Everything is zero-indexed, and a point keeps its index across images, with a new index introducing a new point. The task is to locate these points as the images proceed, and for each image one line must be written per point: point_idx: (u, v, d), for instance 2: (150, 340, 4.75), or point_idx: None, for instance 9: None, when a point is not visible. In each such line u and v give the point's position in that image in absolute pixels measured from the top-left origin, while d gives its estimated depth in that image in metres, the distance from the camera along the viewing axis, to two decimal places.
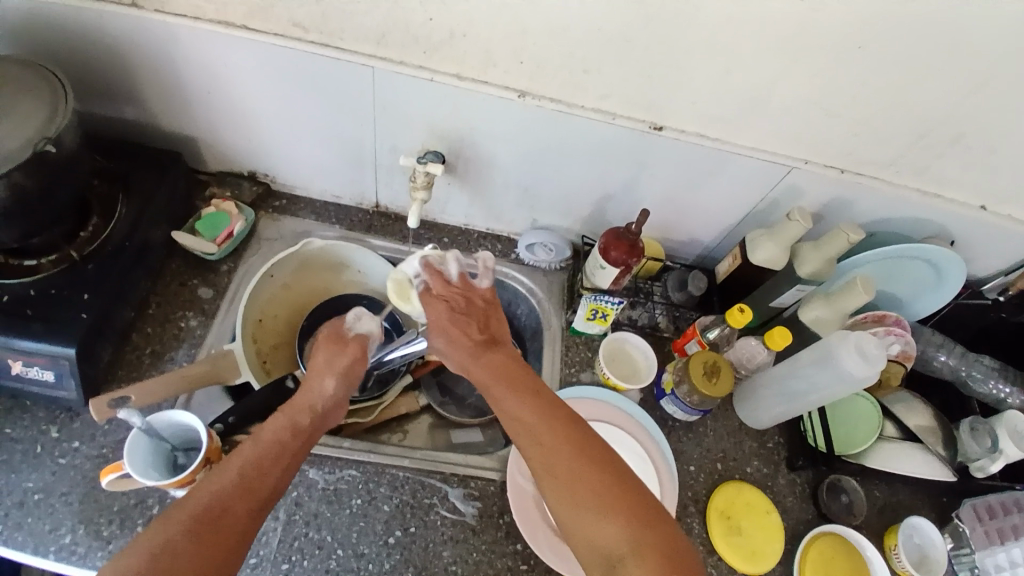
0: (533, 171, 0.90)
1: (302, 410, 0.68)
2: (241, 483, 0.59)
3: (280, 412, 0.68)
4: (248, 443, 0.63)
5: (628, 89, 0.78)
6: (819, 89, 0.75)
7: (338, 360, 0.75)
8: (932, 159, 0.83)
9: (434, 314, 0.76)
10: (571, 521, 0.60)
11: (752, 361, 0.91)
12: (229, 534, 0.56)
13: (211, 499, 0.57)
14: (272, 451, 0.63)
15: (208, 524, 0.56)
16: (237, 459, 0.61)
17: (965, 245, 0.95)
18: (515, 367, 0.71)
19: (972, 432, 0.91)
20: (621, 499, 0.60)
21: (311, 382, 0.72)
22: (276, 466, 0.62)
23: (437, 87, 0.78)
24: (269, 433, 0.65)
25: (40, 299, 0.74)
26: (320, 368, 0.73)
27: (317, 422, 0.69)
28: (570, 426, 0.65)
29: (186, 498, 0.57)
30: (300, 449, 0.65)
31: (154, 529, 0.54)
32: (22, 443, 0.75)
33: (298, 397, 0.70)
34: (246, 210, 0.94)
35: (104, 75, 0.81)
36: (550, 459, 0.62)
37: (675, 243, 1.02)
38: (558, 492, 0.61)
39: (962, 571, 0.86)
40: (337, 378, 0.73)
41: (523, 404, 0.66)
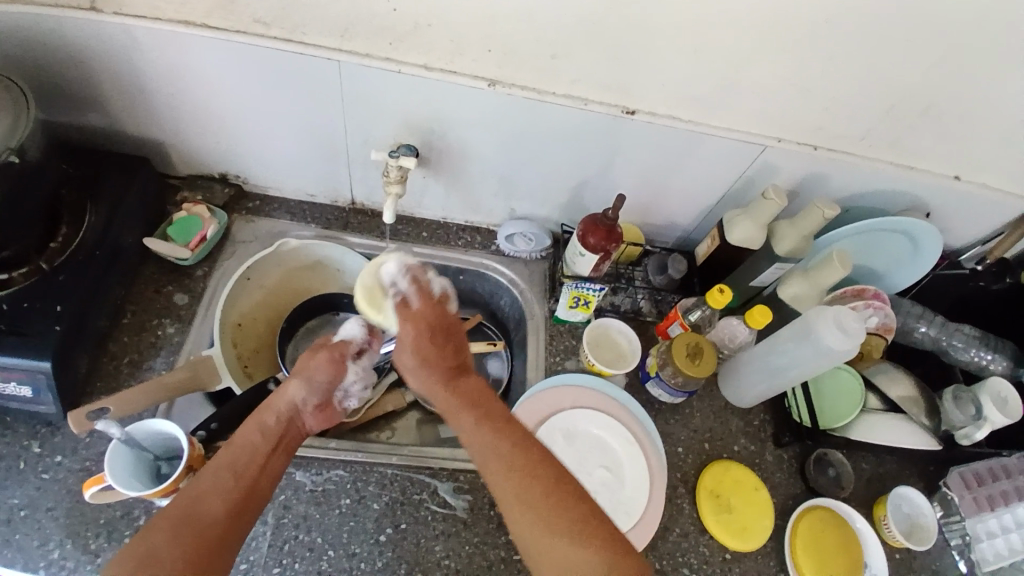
0: (509, 160, 0.90)
1: (273, 410, 0.68)
2: (219, 486, 0.59)
3: (251, 419, 0.68)
4: (221, 450, 0.63)
5: (599, 73, 0.77)
6: (788, 65, 0.75)
7: (317, 361, 0.74)
8: (904, 130, 0.83)
9: (403, 333, 0.71)
10: (541, 557, 0.58)
11: (734, 341, 0.91)
12: (212, 537, 0.56)
13: (189, 506, 0.57)
14: (247, 454, 0.63)
15: (189, 529, 0.55)
16: (211, 467, 0.61)
17: (940, 216, 0.96)
18: (484, 399, 0.69)
19: (955, 401, 0.92)
20: (594, 528, 0.58)
21: (283, 385, 0.71)
22: (253, 468, 0.63)
23: (406, 79, 0.77)
24: (241, 438, 0.65)
25: (13, 313, 0.73)
26: (298, 371, 0.73)
27: (292, 425, 0.69)
28: (533, 452, 0.63)
29: (166, 510, 0.57)
30: (277, 450, 0.66)
31: (134, 541, 0.54)
32: (3, 460, 0.73)
33: (270, 401, 0.70)
34: (218, 212, 0.93)
35: (66, 82, 0.79)
36: (519, 493, 0.60)
37: (654, 226, 1.02)
38: (527, 527, 0.59)
39: (953, 538, 0.89)
40: (310, 381, 0.72)
41: (492, 438, 0.64)
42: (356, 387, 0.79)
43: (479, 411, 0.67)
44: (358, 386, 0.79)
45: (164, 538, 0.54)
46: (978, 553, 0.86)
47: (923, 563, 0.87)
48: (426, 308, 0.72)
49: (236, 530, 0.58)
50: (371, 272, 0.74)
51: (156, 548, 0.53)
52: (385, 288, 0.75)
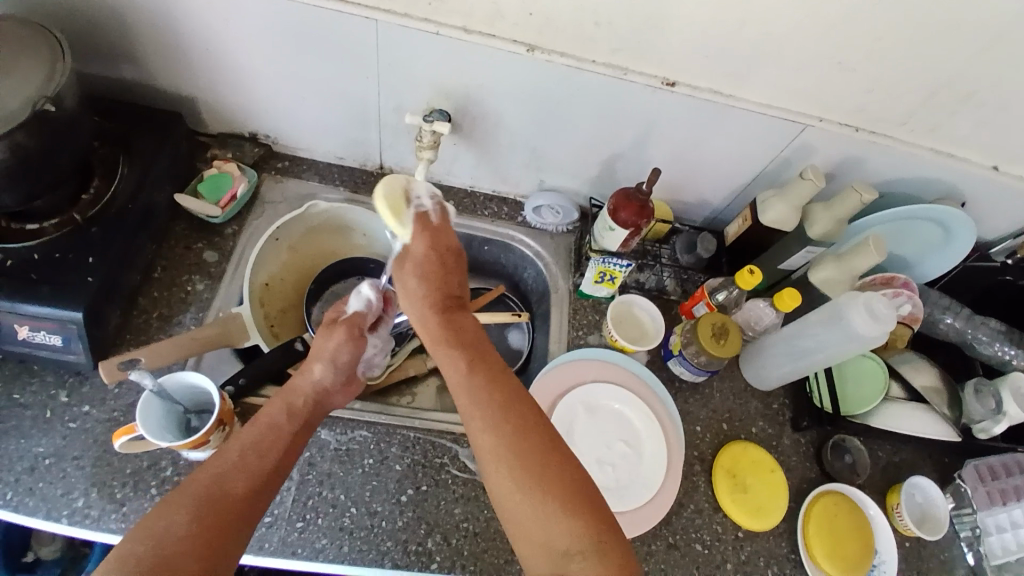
0: (541, 131, 0.88)
1: (298, 391, 0.70)
2: (242, 466, 0.61)
3: (276, 397, 0.69)
4: (245, 427, 0.65)
5: (639, 43, 0.75)
6: (835, 44, 0.72)
7: (339, 343, 0.73)
8: (948, 116, 0.81)
9: (416, 243, 0.72)
10: (515, 506, 0.59)
11: (760, 323, 0.90)
12: (230, 517, 0.57)
13: (211, 483, 0.59)
14: (268, 436, 0.65)
15: (207, 505, 0.57)
16: (237, 444, 0.63)
17: (976, 207, 0.94)
18: (477, 336, 0.70)
19: (976, 394, 0.91)
20: (578, 487, 0.59)
21: (307, 365, 0.72)
22: (275, 449, 0.64)
23: (443, 42, 0.76)
24: (265, 417, 0.66)
25: (45, 263, 0.74)
26: (320, 353, 0.73)
27: (315, 409, 0.70)
28: (521, 408, 0.63)
29: (185, 485, 0.58)
30: (298, 433, 0.67)
31: (150, 516, 0.55)
32: (30, 408, 0.75)
33: (293, 382, 0.71)
34: (247, 170, 0.92)
35: (99, 33, 0.78)
36: (507, 442, 0.60)
37: (684, 205, 1.01)
38: (503, 471, 0.60)
39: (963, 530, 0.89)
40: (331, 364, 0.72)
41: (480, 381, 0.64)
42: (377, 356, 0.81)
43: (468, 346, 0.68)
44: (378, 356, 0.81)
45: (182, 515, 0.55)
46: (986, 547, 0.87)
47: (931, 552, 0.88)
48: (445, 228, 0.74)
49: (256, 508, 0.60)
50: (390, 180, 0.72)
51: (173, 523, 0.55)
52: (410, 199, 0.73)
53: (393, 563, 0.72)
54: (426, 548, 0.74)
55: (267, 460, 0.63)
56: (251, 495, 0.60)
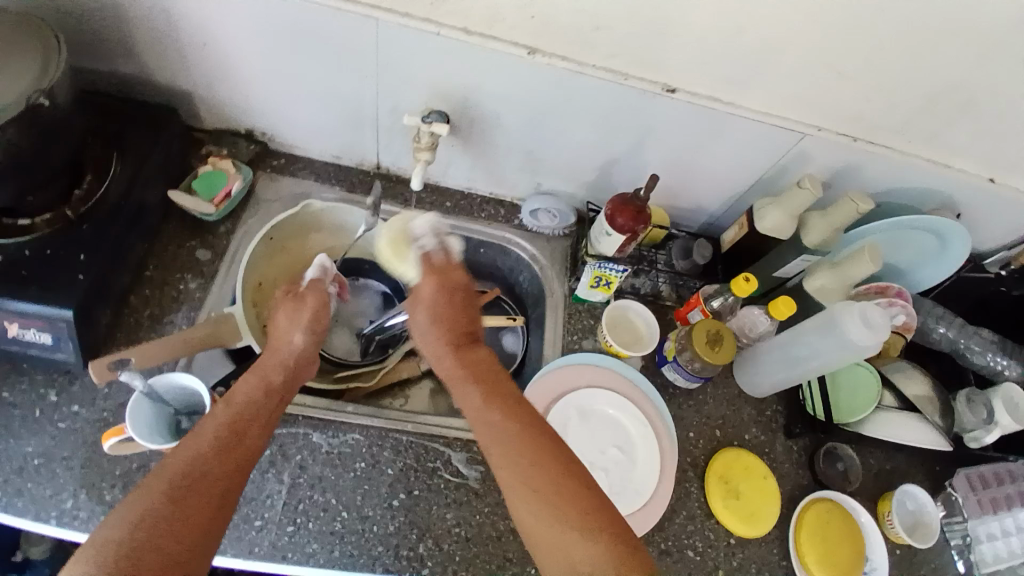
0: (540, 133, 0.88)
1: (272, 367, 0.69)
2: (218, 445, 0.60)
3: (251, 374, 0.68)
4: (221, 406, 0.64)
5: (638, 49, 0.75)
6: (835, 53, 0.72)
7: (308, 309, 0.75)
8: (944, 127, 0.81)
9: (424, 288, 0.74)
10: (541, 540, 0.59)
11: (755, 331, 0.91)
12: (210, 499, 0.57)
13: (187, 465, 0.58)
14: (246, 413, 0.64)
15: (187, 487, 0.56)
16: (212, 424, 0.62)
17: (971, 217, 0.95)
18: (492, 369, 0.70)
19: (968, 403, 0.92)
20: (585, 498, 0.59)
21: (278, 338, 0.73)
22: (252, 427, 0.63)
23: (442, 42, 0.75)
24: (241, 395, 0.65)
25: (35, 260, 0.72)
26: (283, 326, 0.73)
27: (292, 379, 0.70)
28: (535, 437, 0.62)
29: (160, 469, 0.58)
30: (275, 410, 0.66)
31: (127, 503, 0.55)
32: (19, 407, 0.74)
33: (266, 357, 0.71)
34: (243, 168, 0.91)
35: (93, 28, 0.77)
36: (528, 474, 0.60)
37: (681, 210, 1.01)
38: (530, 506, 0.59)
39: (954, 538, 0.90)
40: (307, 329, 0.73)
41: (500, 418, 0.64)
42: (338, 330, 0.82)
43: (485, 381, 0.68)
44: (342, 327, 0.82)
45: (160, 501, 0.55)
46: (978, 555, 0.88)
47: (922, 560, 0.88)
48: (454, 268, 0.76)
49: (235, 487, 0.59)
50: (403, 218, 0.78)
51: (152, 509, 0.54)
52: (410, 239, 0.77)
53: (384, 568, 0.72)
54: (417, 553, 0.74)
55: (246, 438, 0.62)
56: (230, 474, 0.59)
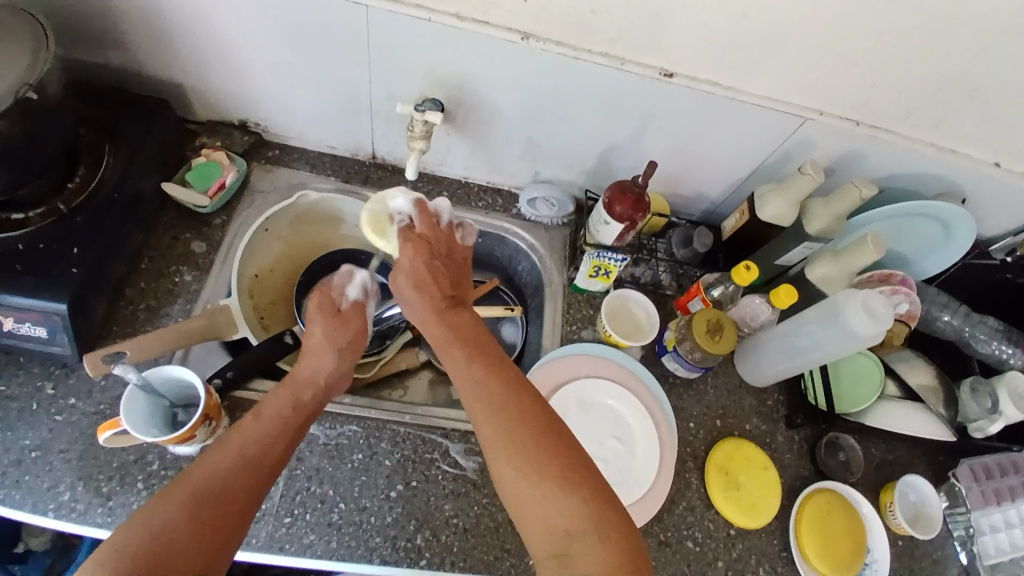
0: (536, 121, 0.86)
1: (304, 383, 0.69)
2: (241, 463, 0.59)
3: (282, 388, 0.68)
4: (249, 419, 0.64)
5: (636, 33, 0.73)
6: (840, 35, 0.70)
7: (331, 330, 0.73)
8: (950, 111, 0.79)
9: (404, 253, 0.76)
10: (519, 495, 0.58)
11: (756, 320, 0.90)
12: (228, 519, 0.56)
13: (209, 480, 0.57)
14: (273, 430, 0.63)
15: (209, 501, 0.56)
16: (239, 436, 0.61)
17: (977, 204, 0.93)
18: (476, 332, 0.69)
19: (973, 393, 0.91)
20: (572, 462, 0.59)
21: (313, 354, 0.71)
22: (275, 447, 0.62)
23: (436, 29, 0.74)
24: (269, 410, 0.65)
25: (29, 253, 0.72)
26: (318, 344, 0.72)
27: (318, 402, 0.69)
28: (516, 393, 0.63)
29: (182, 478, 0.57)
30: (299, 432, 0.66)
31: (148, 507, 0.54)
32: (17, 400, 0.74)
33: (296, 375, 0.70)
34: (237, 159, 0.91)
35: (84, 18, 0.76)
36: (508, 429, 0.60)
37: (681, 198, 0.99)
38: (509, 459, 0.59)
39: (957, 529, 0.89)
40: (339, 352, 0.72)
41: (479, 376, 0.64)
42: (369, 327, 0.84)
43: (470, 341, 0.68)
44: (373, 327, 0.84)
45: (181, 512, 0.54)
46: (980, 546, 0.87)
47: (923, 551, 0.88)
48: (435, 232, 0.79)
49: (253, 510, 0.58)
50: (378, 200, 0.80)
51: (172, 519, 0.54)
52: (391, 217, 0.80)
53: (382, 559, 0.72)
54: (415, 544, 0.73)
55: (270, 458, 0.61)
56: (249, 495, 0.58)
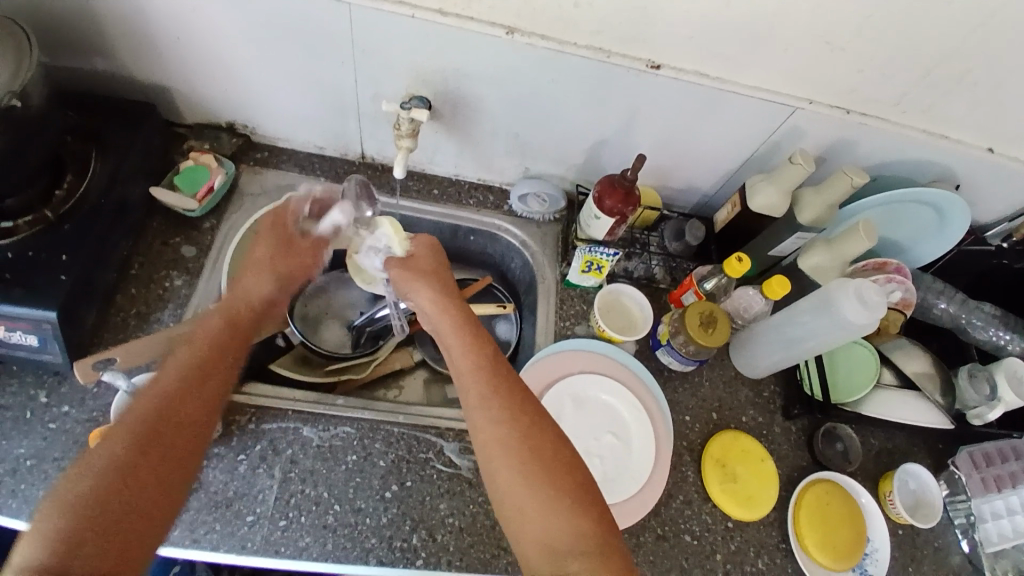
0: (525, 116, 0.86)
1: (238, 305, 0.72)
2: (191, 386, 0.62)
3: (216, 311, 0.70)
4: (183, 348, 0.65)
5: (621, 25, 0.73)
6: (827, 21, 0.70)
7: (273, 250, 0.76)
8: (940, 97, 0.79)
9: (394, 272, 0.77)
10: (519, 506, 0.59)
11: (749, 311, 0.89)
12: (185, 441, 0.59)
13: (147, 413, 0.58)
14: (208, 355, 0.65)
15: (146, 434, 0.57)
16: (173, 363, 0.63)
17: (970, 189, 0.92)
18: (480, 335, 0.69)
19: (970, 378, 0.90)
20: (568, 475, 0.61)
21: (249, 276, 0.74)
22: (221, 372, 0.65)
23: (419, 25, 0.73)
24: (201, 335, 0.67)
25: (17, 263, 0.72)
26: (261, 259, 0.75)
27: (253, 320, 0.73)
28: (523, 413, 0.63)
29: (134, 409, 0.59)
30: (234, 352, 0.67)
31: (101, 439, 0.56)
32: (10, 409, 0.74)
33: (232, 296, 0.73)
34: (226, 163, 0.90)
35: (66, 24, 0.76)
36: (513, 448, 0.61)
37: (673, 191, 0.99)
38: (508, 476, 0.60)
39: (957, 517, 0.89)
40: (274, 278, 0.75)
41: (486, 394, 0.64)
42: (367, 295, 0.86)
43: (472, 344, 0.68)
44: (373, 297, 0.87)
45: (136, 439, 0.56)
46: (982, 534, 0.86)
47: (925, 539, 0.87)
48: (425, 254, 0.77)
49: (210, 428, 0.61)
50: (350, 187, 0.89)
51: (129, 446, 0.56)
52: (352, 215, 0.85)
53: (378, 560, 0.72)
54: (411, 544, 0.73)
55: (207, 384, 0.63)
56: (204, 415, 0.61)
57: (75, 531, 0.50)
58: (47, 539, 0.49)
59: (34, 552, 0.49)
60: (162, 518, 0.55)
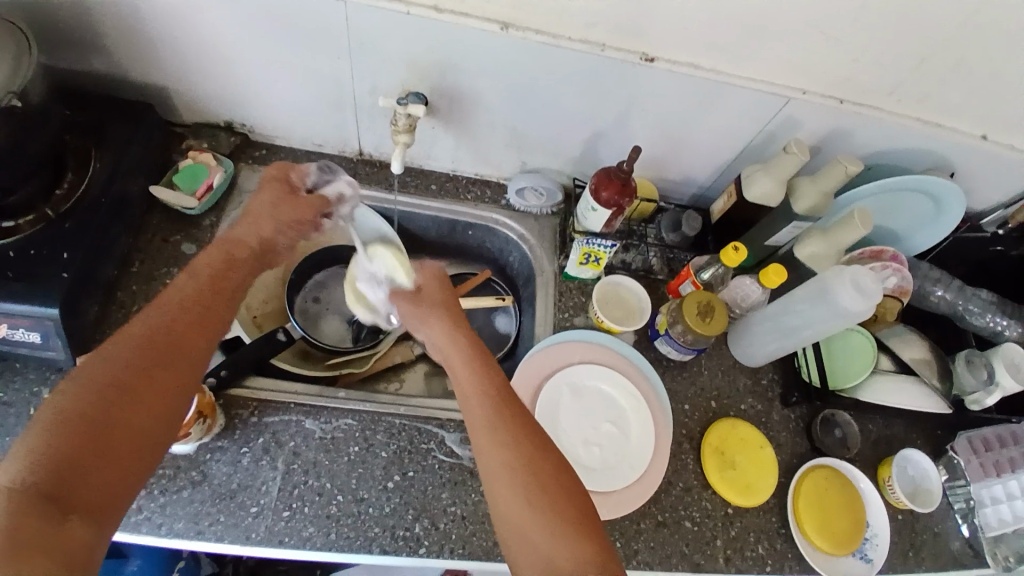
0: (520, 110, 0.87)
1: (241, 245, 0.71)
2: (182, 319, 0.61)
3: (216, 249, 0.69)
4: (185, 279, 0.65)
5: (615, 17, 0.74)
6: (818, 10, 0.70)
7: (276, 198, 0.76)
8: (933, 84, 0.79)
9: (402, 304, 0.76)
10: (518, 526, 0.57)
11: (746, 300, 0.90)
12: (172, 372, 0.58)
13: (137, 348, 0.57)
14: (207, 296, 0.64)
15: (132, 370, 0.56)
16: (174, 297, 0.62)
17: (965, 177, 0.93)
18: (486, 356, 0.67)
19: (968, 365, 0.91)
20: (560, 482, 0.58)
21: (251, 216, 0.73)
22: (212, 305, 0.64)
23: (414, 21, 0.74)
24: (205, 271, 0.66)
25: (21, 260, 0.72)
26: (262, 211, 0.74)
27: (254, 259, 0.71)
28: (525, 430, 0.61)
29: (122, 335, 0.58)
30: (231, 300, 0.66)
31: (88, 361, 0.55)
32: (14, 405, 0.74)
33: (230, 236, 0.71)
34: (225, 160, 0.91)
35: (66, 25, 0.77)
36: (512, 466, 0.59)
37: (669, 183, 1.00)
38: (497, 475, 0.59)
39: (957, 502, 0.90)
40: (276, 223, 0.74)
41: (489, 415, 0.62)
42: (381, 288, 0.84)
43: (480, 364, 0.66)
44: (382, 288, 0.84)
45: (122, 365, 0.56)
46: (982, 518, 0.87)
47: (923, 525, 0.88)
48: (432, 286, 0.77)
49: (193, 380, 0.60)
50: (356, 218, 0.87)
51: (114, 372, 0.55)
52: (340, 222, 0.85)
53: (381, 548, 0.73)
54: (414, 533, 0.74)
55: (199, 334, 0.61)
56: (193, 349, 0.60)
57: (58, 452, 0.50)
58: (28, 457, 0.49)
59: (14, 467, 0.48)
60: (145, 448, 0.55)
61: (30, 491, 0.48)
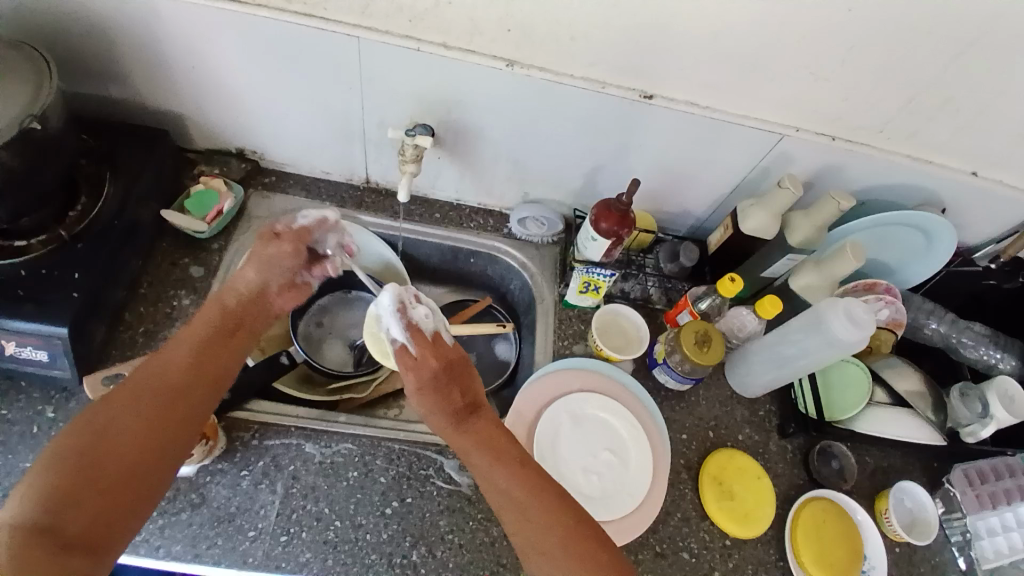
0: (523, 143, 0.89)
1: (231, 293, 0.70)
2: (178, 367, 0.63)
3: (211, 300, 0.70)
4: (182, 330, 0.66)
5: (615, 58, 0.77)
6: (809, 53, 0.74)
7: (269, 244, 0.73)
8: (922, 123, 0.82)
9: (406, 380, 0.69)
10: None
11: (743, 330, 0.92)
12: (174, 418, 0.60)
13: (136, 392, 0.60)
14: (204, 338, 0.66)
15: (134, 413, 0.58)
16: (175, 347, 0.64)
17: (956, 212, 0.95)
18: (495, 429, 0.69)
19: (962, 398, 0.92)
20: (565, 517, 0.63)
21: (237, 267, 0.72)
22: (211, 351, 0.66)
23: (423, 58, 0.77)
24: (200, 320, 0.68)
25: (31, 280, 0.74)
26: (251, 256, 0.72)
27: (248, 304, 0.71)
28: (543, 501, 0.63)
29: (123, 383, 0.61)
30: (228, 340, 0.67)
31: (93, 410, 0.58)
32: (18, 424, 0.74)
33: (229, 282, 0.71)
34: (234, 186, 0.94)
35: (88, 55, 0.80)
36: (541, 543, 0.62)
37: (667, 215, 1.02)
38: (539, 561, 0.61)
39: (954, 534, 0.89)
40: (258, 266, 0.72)
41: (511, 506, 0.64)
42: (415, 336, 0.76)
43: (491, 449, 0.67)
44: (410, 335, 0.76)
45: (123, 409, 0.58)
46: (978, 551, 0.87)
47: (922, 558, 0.87)
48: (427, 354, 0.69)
49: (193, 417, 0.62)
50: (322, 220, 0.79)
51: (115, 417, 0.58)
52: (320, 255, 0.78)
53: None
54: (411, 560, 0.74)
55: (199, 375, 0.63)
56: (195, 393, 0.62)
57: (60, 493, 0.53)
58: (32, 495, 0.52)
59: (21, 507, 0.52)
60: (147, 489, 0.57)
61: (34, 528, 0.51)
